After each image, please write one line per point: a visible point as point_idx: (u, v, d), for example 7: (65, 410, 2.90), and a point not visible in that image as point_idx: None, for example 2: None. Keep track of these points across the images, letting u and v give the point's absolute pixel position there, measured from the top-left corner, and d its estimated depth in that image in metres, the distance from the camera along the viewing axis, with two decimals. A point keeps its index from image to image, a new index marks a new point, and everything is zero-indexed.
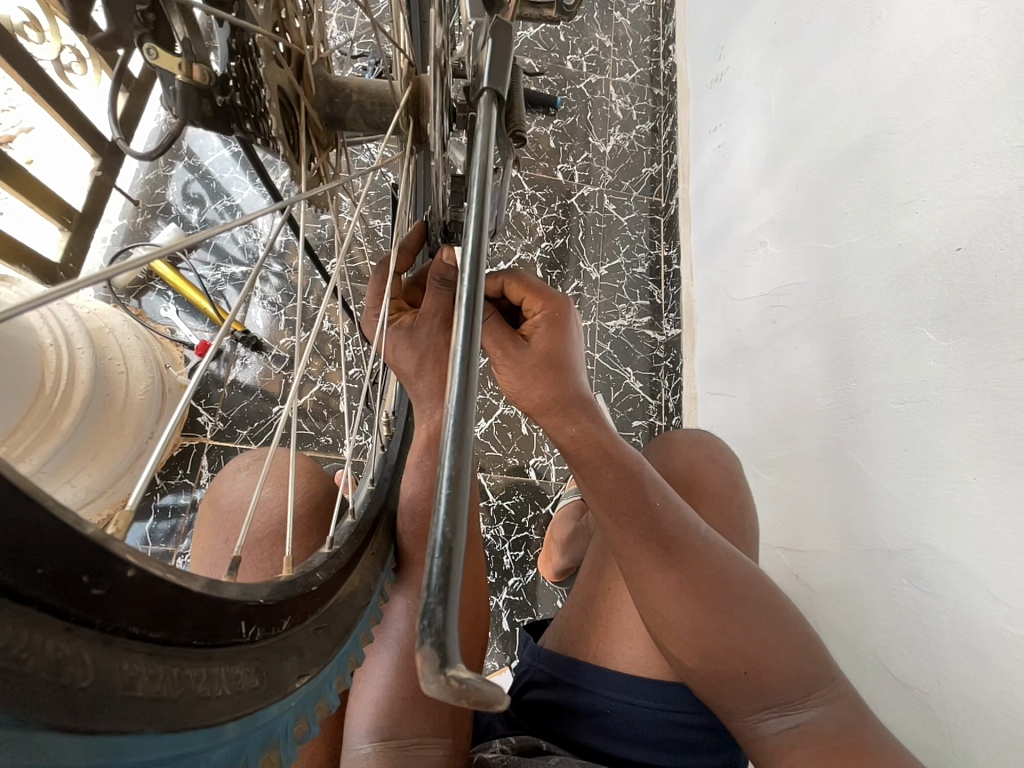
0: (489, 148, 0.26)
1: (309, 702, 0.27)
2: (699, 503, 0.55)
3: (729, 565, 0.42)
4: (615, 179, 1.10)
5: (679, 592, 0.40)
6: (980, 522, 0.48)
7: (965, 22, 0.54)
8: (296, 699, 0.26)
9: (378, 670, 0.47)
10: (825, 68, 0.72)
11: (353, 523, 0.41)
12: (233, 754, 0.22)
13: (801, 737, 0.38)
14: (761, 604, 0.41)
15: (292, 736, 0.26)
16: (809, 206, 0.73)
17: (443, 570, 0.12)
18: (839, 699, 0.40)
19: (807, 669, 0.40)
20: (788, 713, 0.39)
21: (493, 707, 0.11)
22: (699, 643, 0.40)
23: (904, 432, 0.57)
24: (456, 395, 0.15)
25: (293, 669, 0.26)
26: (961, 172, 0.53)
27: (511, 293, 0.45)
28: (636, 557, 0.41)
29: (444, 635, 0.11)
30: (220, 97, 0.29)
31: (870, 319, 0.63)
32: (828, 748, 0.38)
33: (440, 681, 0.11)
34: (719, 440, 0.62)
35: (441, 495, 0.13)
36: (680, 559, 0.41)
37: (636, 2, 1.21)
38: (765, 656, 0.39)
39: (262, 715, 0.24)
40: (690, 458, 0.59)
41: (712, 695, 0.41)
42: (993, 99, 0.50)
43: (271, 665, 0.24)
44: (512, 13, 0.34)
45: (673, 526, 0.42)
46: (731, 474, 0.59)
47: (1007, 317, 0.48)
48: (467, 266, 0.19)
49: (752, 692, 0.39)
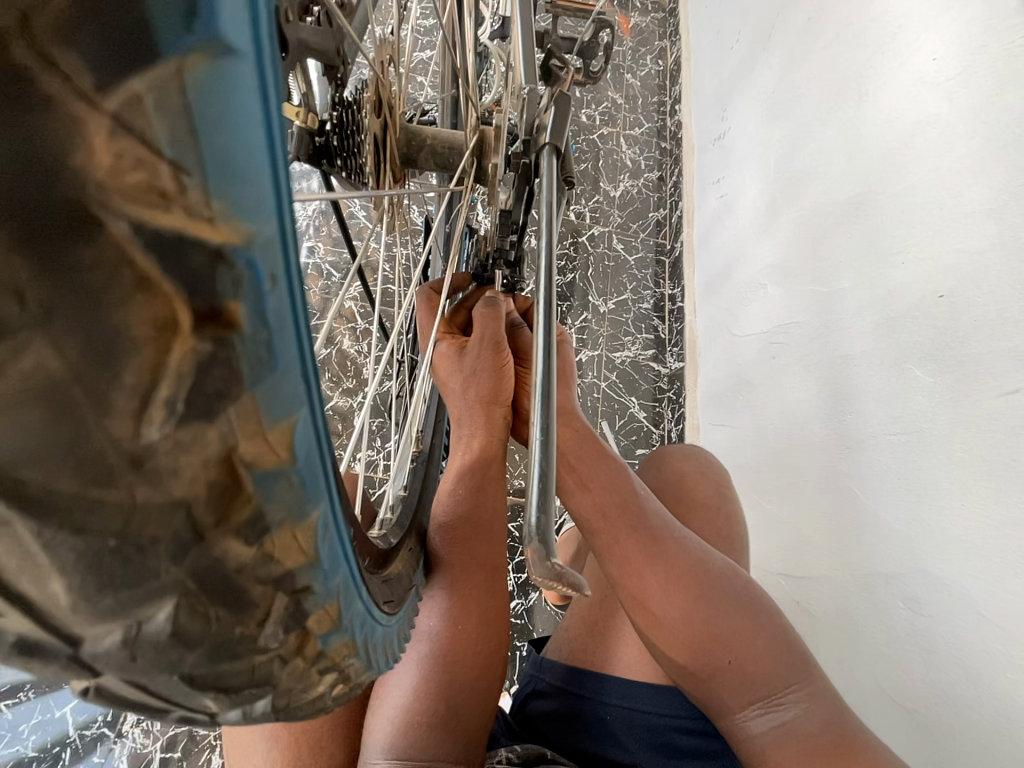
0: (551, 205, 0.32)
1: (394, 634, 0.29)
2: (692, 514, 0.59)
3: (707, 560, 0.45)
4: (623, 221, 1.18)
5: (666, 586, 0.43)
6: (970, 546, 0.51)
7: (940, 103, 0.62)
8: (387, 623, 0.28)
9: (396, 690, 0.46)
10: (820, 132, 0.80)
11: (392, 522, 0.45)
12: (366, 627, 0.24)
13: (787, 735, 0.39)
14: (740, 597, 0.44)
15: (387, 648, 0.28)
16: (806, 252, 0.80)
17: (541, 488, 0.16)
18: (819, 694, 0.41)
19: (786, 660, 0.42)
20: (774, 711, 0.40)
21: (580, 595, 0.15)
22: (685, 636, 0.42)
23: (896, 462, 0.61)
24: (544, 367, 0.19)
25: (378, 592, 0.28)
26: (942, 229, 0.59)
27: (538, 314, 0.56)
28: (625, 553, 0.44)
29: (544, 533, 0.15)
30: (319, 138, 0.35)
31: (863, 356, 0.68)
32: (813, 745, 0.39)
33: (548, 563, 0.15)
34: (706, 453, 0.65)
35: (537, 446, 0.17)
36: (663, 550, 0.44)
37: (646, 67, 1.33)
38: (748, 649, 0.42)
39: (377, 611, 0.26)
40: (681, 471, 0.62)
41: (702, 692, 0.43)
42: (967, 168, 0.57)
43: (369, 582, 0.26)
44: (566, 86, 0.41)
45: (659, 522, 0.46)
46: (722, 486, 0.62)
47: (986, 357, 0.53)
48: (538, 283, 0.25)
49: (738, 686, 0.41)
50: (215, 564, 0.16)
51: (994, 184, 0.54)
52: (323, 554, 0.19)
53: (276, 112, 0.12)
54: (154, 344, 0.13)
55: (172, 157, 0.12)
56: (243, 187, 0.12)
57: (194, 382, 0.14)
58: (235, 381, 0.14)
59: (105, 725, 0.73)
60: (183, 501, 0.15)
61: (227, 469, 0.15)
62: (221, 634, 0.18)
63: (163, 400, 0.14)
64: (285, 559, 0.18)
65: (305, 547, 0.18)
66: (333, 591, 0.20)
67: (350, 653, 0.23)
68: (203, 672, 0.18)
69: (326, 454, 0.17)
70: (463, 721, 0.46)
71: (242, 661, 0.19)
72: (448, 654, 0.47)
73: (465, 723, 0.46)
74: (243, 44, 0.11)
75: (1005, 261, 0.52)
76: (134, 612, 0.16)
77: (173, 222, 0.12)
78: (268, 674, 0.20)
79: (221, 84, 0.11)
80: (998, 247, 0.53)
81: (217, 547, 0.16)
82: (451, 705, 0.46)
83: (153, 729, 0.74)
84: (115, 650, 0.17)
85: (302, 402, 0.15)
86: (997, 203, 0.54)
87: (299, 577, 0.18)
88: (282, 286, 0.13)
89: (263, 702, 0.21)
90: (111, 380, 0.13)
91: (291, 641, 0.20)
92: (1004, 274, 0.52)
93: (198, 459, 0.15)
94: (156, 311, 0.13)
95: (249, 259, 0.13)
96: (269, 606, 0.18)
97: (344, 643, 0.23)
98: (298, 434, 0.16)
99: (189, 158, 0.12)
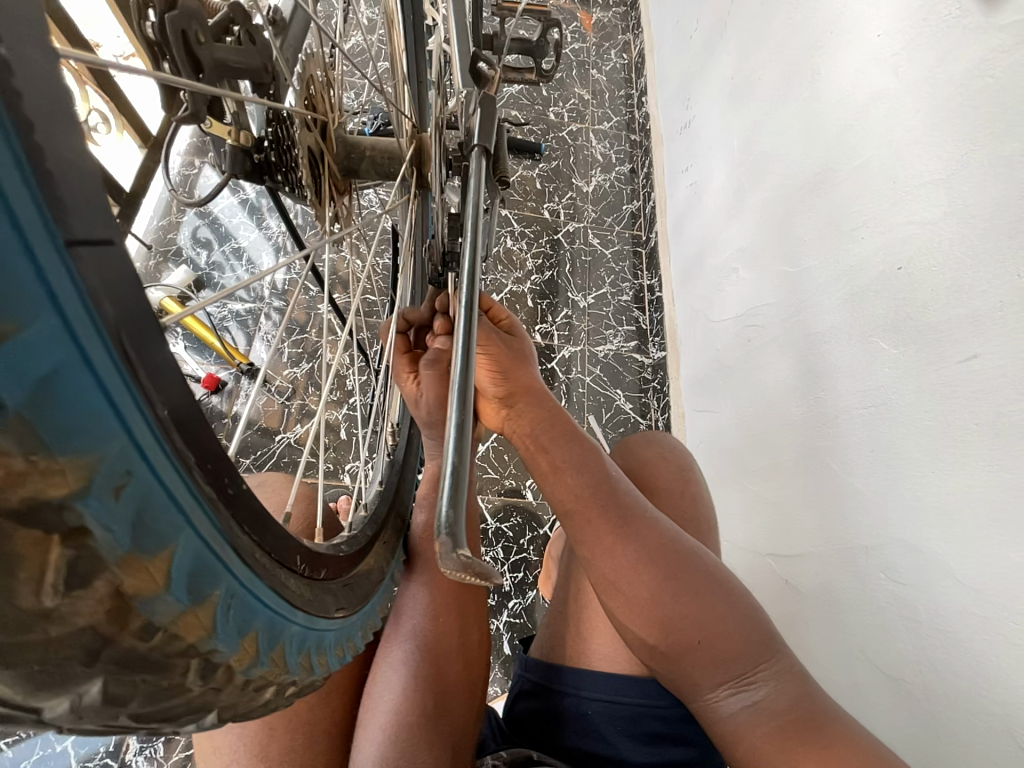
0: (478, 203, 0.34)
1: (345, 635, 0.34)
2: (654, 496, 0.59)
3: (678, 541, 0.46)
4: (598, 215, 1.19)
5: (636, 568, 0.44)
6: (943, 511, 0.52)
7: (888, 78, 0.62)
8: (337, 627, 0.32)
9: (387, 692, 0.45)
10: (778, 115, 0.81)
11: (365, 516, 0.45)
12: (302, 642, 0.28)
13: (756, 712, 0.40)
14: (711, 577, 0.44)
15: (334, 650, 0.32)
16: (772, 234, 0.81)
17: (452, 484, 0.16)
18: (787, 671, 0.42)
19: (755, 638, 0.42)
20: (745, 690, 0.41)
21: (493, 583, 0.16)
22: (658, 616, 0.43)
23: (869, 435, 0.61)
24: (462, 364, 0.20)
25: (331, 601, 0.32)
26: (897, 202, 0.60)
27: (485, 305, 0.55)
28: (597, 537, 0.45)
29: (455, 526, 0.15)
30: (257, 154, 0.37)
31: (833, 332, 0.68)
32: (781, 722, 0.40)
33: (456, 556, 0.15)
34: (669, 438, 0.67)
35: (452, 439, 0.18)
36: (635, 530, 0.45)
37: (611, 62, 1.34)
38: (719, 627, 0.42)
39: (318, 622, 0.30)
40: (645, 457, 0.63)
41: (676, 673, 0.44)
42: (916, 139, 0.58)
43: (318, 598, 0.31)
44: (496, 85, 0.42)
45: (631, 503, 0.46)
46: (683, 468, 0.63)
47: (947, 326, 0.54)
48: (464, 283, 0.26)
49: (710, 665, 0.42)
50: (129, 653, 0.21)
51: (941, 155, 0.55)
52: (224, 624, 0.23)
53: (92, 348, 0.17)
54: (36, 556, 0.17)
55: (20, 446, 0.16)
56: (83, 438, 0.17)
57: (69, 570, 0.18)
58: (105, 560, 0.19)
59: (107, 756, 0.73)
60: (88, 627, 0.19)
61: (121, 605, 0.20)
62: (152, 687, 0.22)
63: (51, 585, 0.18)
64: (189, 635, 0.22)
65: (206, 622, 0.22)
66: (252, 634, 0.25)
67: (282, 669, 0.27)
68: (145, 711, 0.22)
69: (211, 557, 0.22)
70: (452, 720, 0.45)
71: (179, 697, 0.23)
72: (435, 648, 0.47)
73: (455, 722, 0.45)
74: (47, 322, 0.16)
75: (958, 230, 0.53)
76: (71, 690, 0.20)
77: (34, 483, 0.17)
78: (203, 702, 0.24)
79: (21, 345, 0.15)
80: (949, 215, 0.54)
81: (125, 644, 0.20)
82: (440, 702, 0.45)
83: (157, 755, 0.74)
84: (63, 714, 0.20)
85: (172, 535, 0.20)
86: (946, 172, 0.55)
87: (203, 644, 0.23)
88: (135, 474, 0.18)
89: (210, 716, 0.26)
90: (9, 582, 0.17)
91: (218, 676, 0.24)
92: (957, 242, 0.53)
93: (96, 604, 0.19)
94: (33, 538, 0.17)
95: (99, 475, 0.18)
96: (187, 663, 0.23)
97: (278, 660, 0.27)
98: (175, 559, 0.21)
99: (31, 436, 0.16)
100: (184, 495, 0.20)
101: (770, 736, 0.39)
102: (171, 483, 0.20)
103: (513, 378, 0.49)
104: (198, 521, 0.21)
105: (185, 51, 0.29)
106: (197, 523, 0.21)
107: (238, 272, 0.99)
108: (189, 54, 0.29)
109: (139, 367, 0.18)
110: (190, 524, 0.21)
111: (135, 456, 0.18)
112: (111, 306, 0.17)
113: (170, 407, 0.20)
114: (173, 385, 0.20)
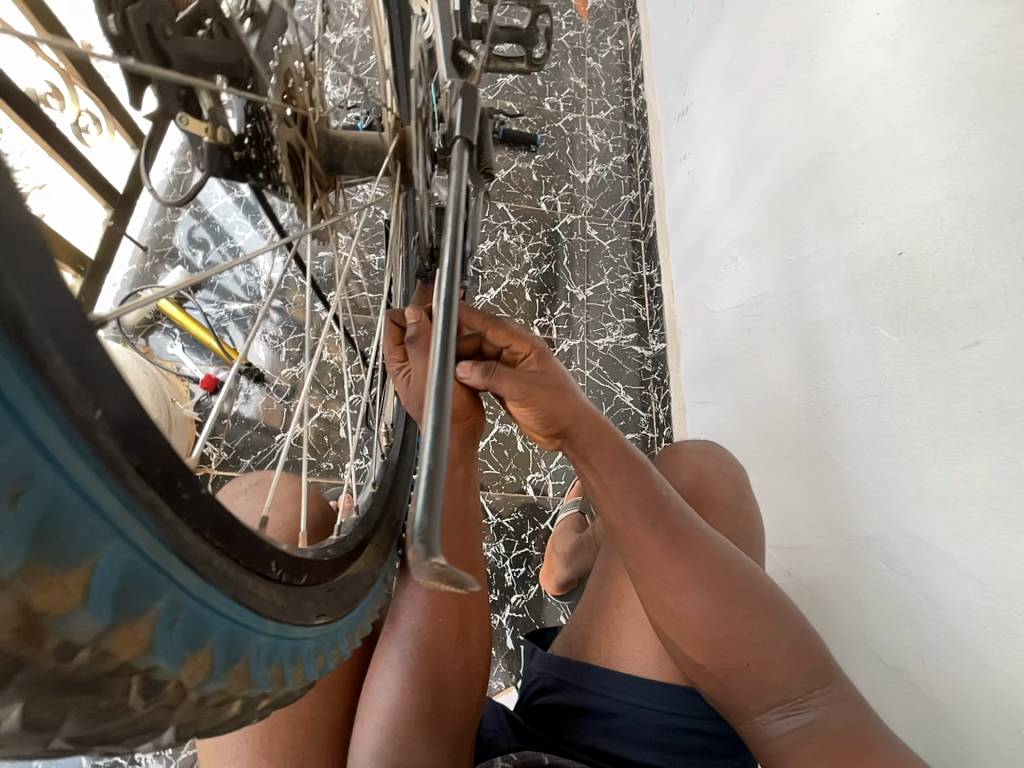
0: (458, 198, 0.33)
1: (326, 642, 0.32)
2: (709, 510, 0.60)
3: (732, 561, 0.46)
4: (595, 207, 1.17)
5: (687, 586, 0.44)
6: (946, 500, 0.51)
7: (887, 58, 0.61)
8: (318, 634, 0.31)
9: (383, 691, 0.45)
10: (775, 100, 0.80)
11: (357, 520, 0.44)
12: (270, 653, 0.27)
13: (807, 735, 0.40)
14: (765, 604, 0.44)
15: (313, 659, 0.30)
16: (771, 222, 0.80)
17: (425, 488, 0.16)
18: (840, 697, 0.42)
19: (806, 661, 0.42)
20: (796, 712, 0.41)
21: (469, 590, 0.15)
22: (707, 633, 0.43)
23: (871, 424, 0.60)
24: (438, 365, 0.20)
25: (312, 609, 0.31)
26: (897, 186, 0.59)
27: (495, 338, 0.50)
28: (648, 555, 0.45)
29: (429, 533, 0.15)
30: (237, 152, 0.36)
31: (832, 321, 0.67)
32: (833, 746, 0.40)
33: (428, 564, 0.14)
34: (725, 452, 0.67)
35: (426, 438, 0.17)
36: (685, 548, 0.45)
37: (607, 49, 1.32)
38: (771, 650, 0.42)
39: (291, 631, 0.28)
40: (700, 467, 0.64)
41: (723, 690, 0.44)
42: (917, 121, 0.57)
43: (297, 604, 0.29)
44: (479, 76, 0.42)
45: (682, 521, 0.46)
46: (740, 485, 0.64)
47: (949, 311, 0.52)
48: (444, 276, 0.26)
49: (760, 684, 0.42)
50: (50, 674, 0.19)
51: (943, 136, 0.54)
52: (167, 641, 0.22)
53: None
54: None
55: None
56: None
57: None
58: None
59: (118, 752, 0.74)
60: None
61: (31, 621, 0.18)
62: (87, 708, 0.21)
63: None
64: (122, 652, 0.20)
65: (144, 638, 0.21)
66: (207, 647, 0.23)
67: (245, 683, 0.25)
68: (82, 733, 0.22)
69: (146, 567, 0.20)
70: (446, 716, 0.45)
71: (123, 716, 0.22)
72: (431, 648, 0.47)
73: (449, 718, 0.45)
74: None
75: (959, 213, 0.52)
76: None
77: None
78: (151, 722, 0.23)
79: None
80: (951, 198, 0.53)
81: (43, 667, 0.19)
82: (436, 699, 0.45)
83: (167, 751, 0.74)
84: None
85: (94, 543, 0.19)
86: (947, 153, 0.53)
87: (138, 663, 0.21)
88: (37, 478, 0.17)
89: (167, 734, 0.24)
90: None
91: (168, 695, 0.22)
92: (959, 225, 0.52)
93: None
94: None
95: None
96: (126, 682, 0.21)
97: (241, 673, 0.25)
98: (100, 568, 0.19)
99: None
100: (106, 499, 0.19)
101: (819, 759, 0.39)
102: (87, 486, 0.18)
103: (557, 414, 0.48)
104: (129, 528, 0.20)
105: (153, 48, 0.30)
106: (124, 531, 0.20)
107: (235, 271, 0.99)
108: (160, 52, 0.30)
109: (51, 355, 0.17)
110: (118, 531, 0.19)
111: (35, 456, 0.17)
112: (18, 293, 0.16)
113: (89, 402, 0.18)
114: (106, 379, 0.19)
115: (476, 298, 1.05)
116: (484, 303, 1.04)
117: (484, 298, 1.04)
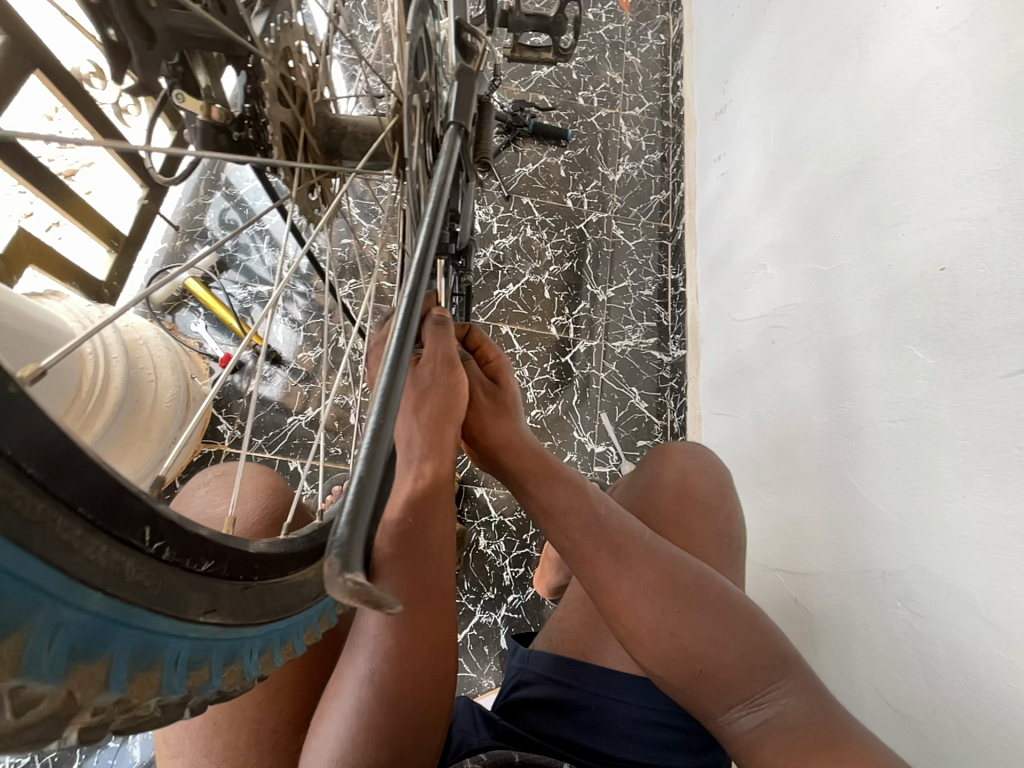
0: (449, 174, 0.34)
1: (207, 651, 0.26)
2: (692, 511, 0.57)
3: (678, 563, 0.44)
4: (623, 206, 1.14)
5: (631, 594, 0.43)
6: (973, 542, 0.47)
7: (944, 55, 0.56)
8: (196, 639, 0.25)
9: (333, 738, 0.40)
10: (818, 99, 0.75)
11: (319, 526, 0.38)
12: (79, 635, 0.21)
13: (771, 733, 0.38)
14: (713, 603, 0.42)
15: (180, 665, 0.25)
16: (806, 229, 0.75)
17: (354, 500, 0.15)
18: (800, 690, 0.39)
19: (762, 658, 0.40)
20: (755, 710, 0.39)
21: (389, 611, 0.14)
22: (654, 645, 0.41)
23: (896, 449, 0.56)
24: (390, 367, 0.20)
25: (201, 601, 0.25)
26: (941, 197, 0.54)
27: (472, 339, 0.61)
28: (593, 569, 0.45)
29: (347, 546, 0.14)
30: (235, 131, 0.38)
31: (863, 336, 0.63)
32: (799, 743, 0.37)
33: (342, 578, 0.14)
34: (711, 450, 0.64)
35: (364, 447, 0.17)
36: (629, 557, 0.44)
37: (647, 43, 1.28)
38: (721, 650, 0.40)
39: (144, 618, 0.23)
40: (685, 468, 0.60)
41: (683, 697, 0.42)
42: (970, 127, 0.52)
43: (169, 589, 0.24)
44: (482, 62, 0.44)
45: (623, 530, 0.46)
46: (723, 485, 0.60)
47: (990, 334, 0.48)
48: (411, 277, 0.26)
49: (716, 687, 0.40)
50: None
51: (1003, 141, 0.49)
52: None
53: None
54: None
55: None
56: None
57: None
58: None
59: None
60: None
61: None
62: None
63: None
64: None
65: None
66: None
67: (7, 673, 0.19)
68: None
69: None
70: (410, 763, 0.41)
71: None
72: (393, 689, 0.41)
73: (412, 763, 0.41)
74: None
75: (1013, 226, 0.47)
76: None
77: None
78: None
79: None
80: (1004, 211, 0.48)
81: None
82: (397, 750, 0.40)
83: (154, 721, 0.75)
84: None
85: None
86: (1004, 161, 0.48)
87: None
88: None
89: None
90: None
91: None
92: (1011, 240, 0.47)
93: None
94: None
95: None
96: None
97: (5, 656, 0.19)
98: None
99: None
100: None
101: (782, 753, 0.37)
102: None
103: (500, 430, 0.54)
104: None
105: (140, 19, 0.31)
106: None
107: (261, 254, 1.01)
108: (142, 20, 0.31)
109: None
110: None
111: None
112: None
113: None
114: None
115: (494, 293, 1.04)
116: (501, 299, 1.03)
117: (501, 293, 1.03)
